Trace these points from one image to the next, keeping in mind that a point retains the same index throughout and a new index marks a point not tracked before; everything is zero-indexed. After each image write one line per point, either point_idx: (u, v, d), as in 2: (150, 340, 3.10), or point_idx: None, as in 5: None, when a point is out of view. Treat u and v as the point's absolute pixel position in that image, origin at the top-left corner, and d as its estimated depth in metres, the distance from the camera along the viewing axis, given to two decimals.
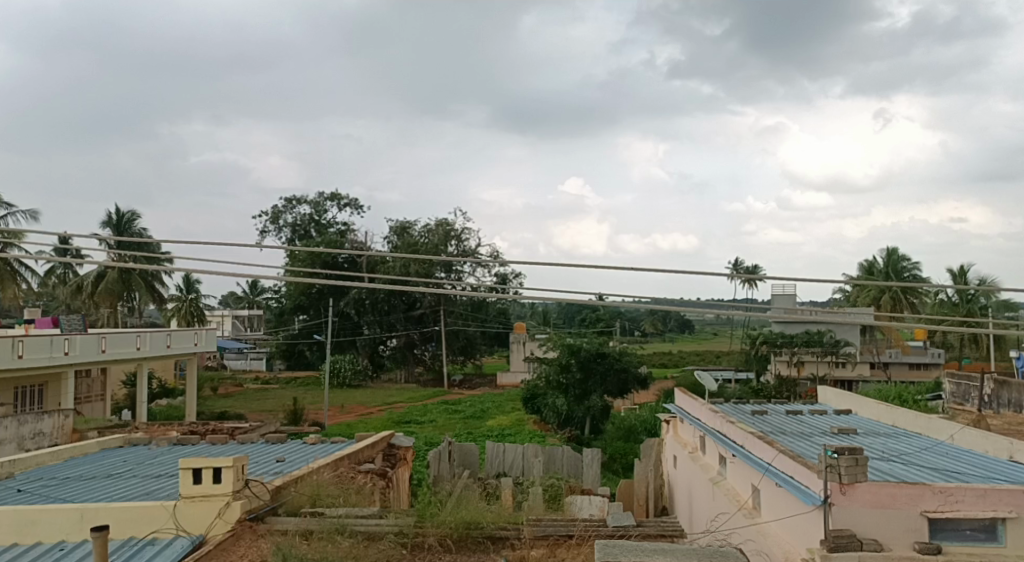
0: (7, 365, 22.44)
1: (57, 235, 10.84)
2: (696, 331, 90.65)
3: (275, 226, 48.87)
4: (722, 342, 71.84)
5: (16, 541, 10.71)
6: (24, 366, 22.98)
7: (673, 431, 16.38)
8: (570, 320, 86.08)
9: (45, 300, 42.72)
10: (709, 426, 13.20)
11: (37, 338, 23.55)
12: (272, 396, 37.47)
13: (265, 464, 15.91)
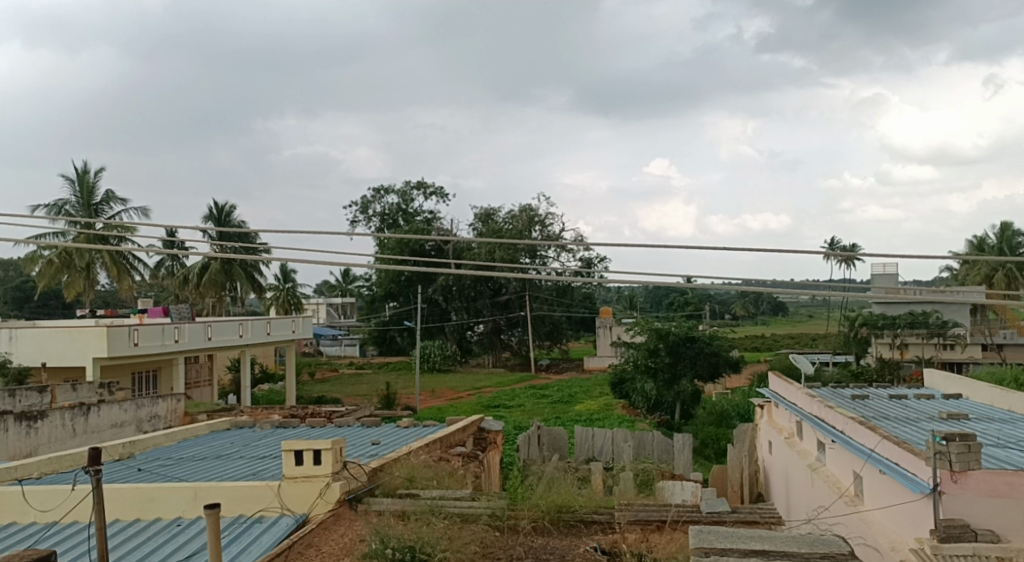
0: (125, 352, 23.71)
1: (162, 226, 11.15)
2: (789, 314, 89.01)
3: (365, 216, 49.97)
4: (818, 325, 70.59)
5: (138, 517, 11.47)
6: (140, 353, 24.23)
7: (767, 416, 16.33)
8: (657, 304, 85.71)
9: (154, 292, 44.95)
10: (806, 411, 13.16)
11: (150, 326, 24.78)
12: (366, 381, 38.54)
13: (361, 447, 16.52)
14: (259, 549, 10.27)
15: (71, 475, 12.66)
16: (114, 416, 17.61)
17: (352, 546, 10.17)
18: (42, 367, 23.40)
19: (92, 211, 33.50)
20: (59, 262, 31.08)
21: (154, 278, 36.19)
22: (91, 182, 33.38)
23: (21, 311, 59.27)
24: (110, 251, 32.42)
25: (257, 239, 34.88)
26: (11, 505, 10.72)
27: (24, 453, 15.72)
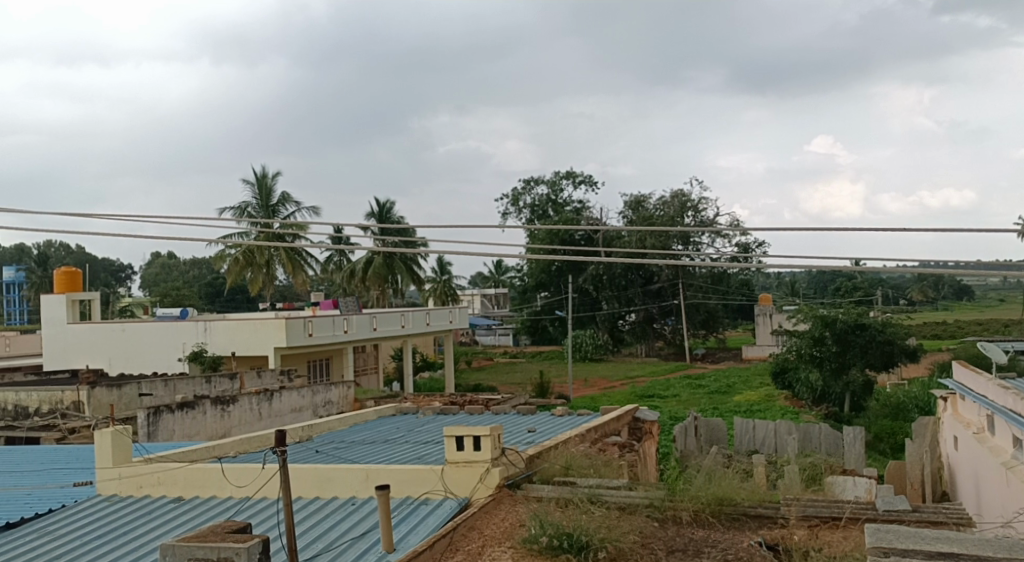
0: (301, 343, 25.79)
1: (330, 224, 11.43)
2: (976, 299, 83.77)
3: (516, 207, 50.82)
4: (1010, 310, 66.26)
5: (317, 495, 12.27)
6: (314, 343, 26.26)
7: (951, 410, 15.66)
8: (825, 290, 82.66)
9: (322, 285, 47.56)
10: (997, 404, 12.56)
11: (324, 318, 26.76)
12: (520, 370, 39.40)
13: (517, 434, 16.96)
14: (424, 531, 10.71)
15: (259, 455, 13.72)
16: (295, 401, 19.78)
17: (513, 530, 10.39)
18: (232, 356, 25.67)
19: (271, 213, 36.85)
20: (243, 262, 35.08)
21: (323, 272, 38.44)
22: (268, 184, 36.32)
23: (211, 306, 64.21)
24: (286, 248, 35.66)
25: (415, 232, 36.53)
26: (212, 481, 11.83)
27: (221, 434, 17.32)
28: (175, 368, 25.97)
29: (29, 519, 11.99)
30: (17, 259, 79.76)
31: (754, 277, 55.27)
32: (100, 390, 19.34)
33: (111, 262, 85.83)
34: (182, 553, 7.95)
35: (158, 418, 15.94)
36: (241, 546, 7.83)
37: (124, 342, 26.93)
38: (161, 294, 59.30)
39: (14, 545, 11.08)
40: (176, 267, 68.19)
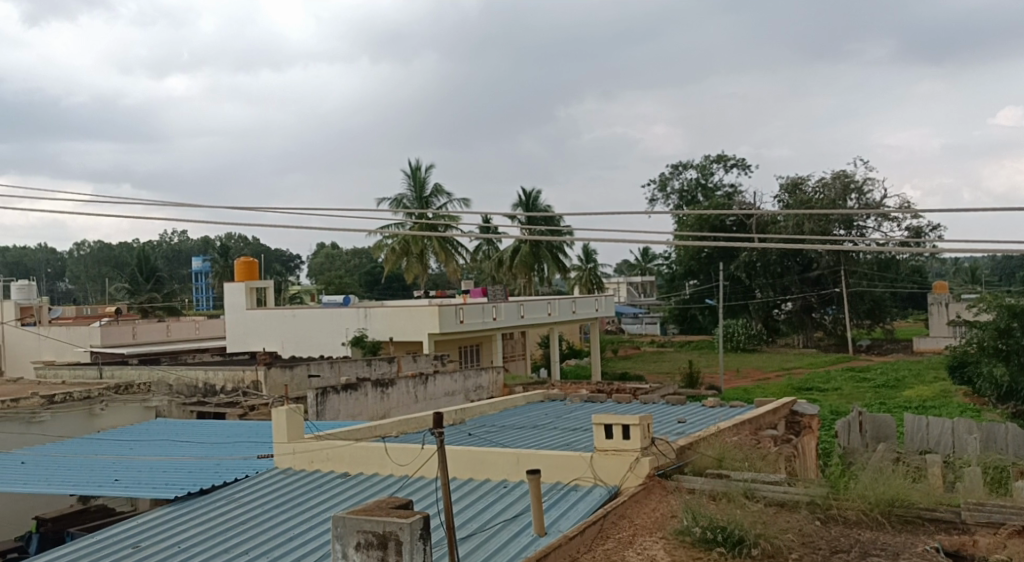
0: (452, 329, 26.35)
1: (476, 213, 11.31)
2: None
3: (664, 193, 50.07)
4: None
5: (471, 476, 12.44)
6: (465, 330, 26.77)
7: None
8: (1011, 279, 77.38)
9: (472, 273, 48.57)
10: None
11: (474, 305, 27.26)
12: (669, 359, 38.95)
13: (667, 424, 16.66)
14: (575, 516, 10.64)
15: (417, 435, 14.52)
16: (446, 385, 21.29)
17: (664, 522, 10.11)
18: (389, 342, 26.55)
19: (424, 204, 38.05)
20: (398, 251, 36.57)
21: (473, 261, 39.26)
22: (421, 175, 37.48)
23: (371, 293, 66.64)
24: (439, 237, 36.70)
25: (561, 220, 36.61)
26: (375, 458, 12.89)
27: (380, 414, 19.20)
28: (339, 352, 27.38)
29: (218, 488, 13.41)
30: (202, 251, 85.59)
31: (926, 263, 52.43)
32: (276, 369, 21.16)
33: (283, 251, 90.21)
34: (351, 526, 8.22)
35: (326, 398, 17.91)
36: (404, 522, 8.00)
37: (295, 326, 28.64)
38: (327, 283, 62.10)
39: (207, 511, 12.50)
40: (339, 256, 70.93)
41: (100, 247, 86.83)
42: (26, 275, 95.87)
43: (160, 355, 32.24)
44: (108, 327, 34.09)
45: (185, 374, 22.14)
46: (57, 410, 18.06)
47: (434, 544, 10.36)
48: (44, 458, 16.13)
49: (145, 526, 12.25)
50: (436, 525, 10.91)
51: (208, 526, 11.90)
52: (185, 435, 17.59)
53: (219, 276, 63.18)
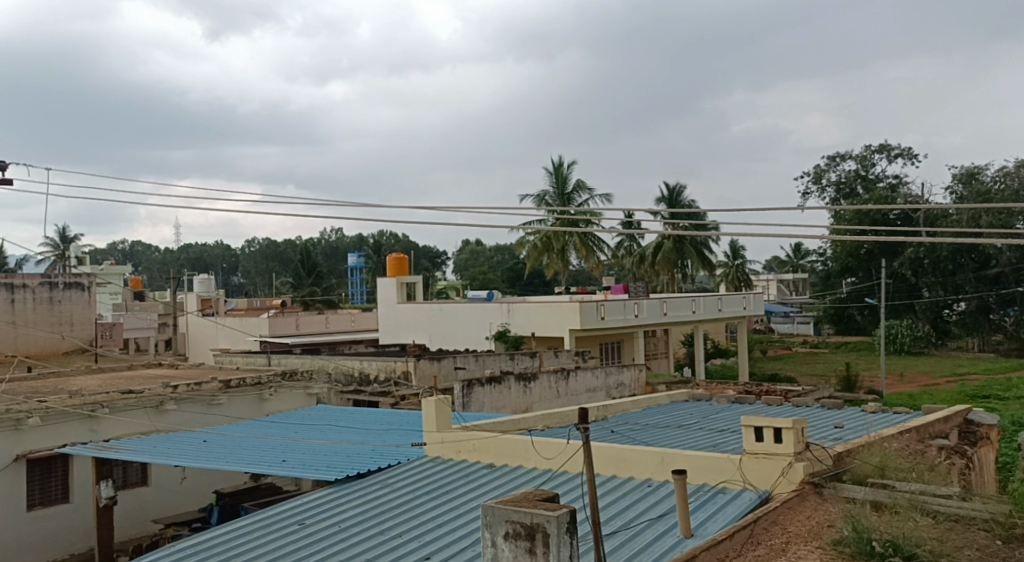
0: (594, 325, 26.00)
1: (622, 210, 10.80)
2: None
3: (820, 186, 48.06)
4: None
5: (614, 473, 12.05)
6: (607, 326, 26.37)
7: None
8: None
9: (617, 269, 48.15)
10: None
11: (615, 302, 26.81)
12: (825, 360, 37.22)
13: (822, 429, 15.73)
14: (723, 520, 10.08)
15: (562, 431, 14.29)
16: (588, 382, 20.99)
17: (821, 530, 9.41)
18: (531, 337, 26.48)
19: (567, 200, 37.89)
20: (541, 248, 36.71)
21: (615, 257, 38.87)
22: (564, 172, 37.51)
23: (515, 289, 67.01)
24: (580, 233, 36.46)
25: (707, 215, 35.61)
26: (520, 452, 12.77)
27: (524, 408, 19.24)
28: (484, 346, 27.58)
29: (374, 472, 13.58)
30: (357, 247, 88.79)
31: None
32: (425, 360, 21.35)
33: (431, 248, 92.21)
34: (500, 516, 8.03)
35: (471, 390, 18.21)
36: (551, 514, 7.75)
37: (442, 320, 29.09)
38: (472, 280, 63.08)
39: (364, 494, 12.69)
40: (483, 252, 71.79)
41: (267, 243, 91.52)
42: (204, 270, 102.28)
43: (321, 344, 33.56)
44: (275, 318, 35.74)
45: (344, 363, 22.91)
46: (234, 393, 19.06)
47: (579, 539, 10.09)
48: (222, 437, 16.87)
49: (308, 505, 12.56)
50: (581, 519, 10.65)
51: (364, 509, 12.05)
52: (345, 421, 18.02)
53: (373, 272, 65.16)
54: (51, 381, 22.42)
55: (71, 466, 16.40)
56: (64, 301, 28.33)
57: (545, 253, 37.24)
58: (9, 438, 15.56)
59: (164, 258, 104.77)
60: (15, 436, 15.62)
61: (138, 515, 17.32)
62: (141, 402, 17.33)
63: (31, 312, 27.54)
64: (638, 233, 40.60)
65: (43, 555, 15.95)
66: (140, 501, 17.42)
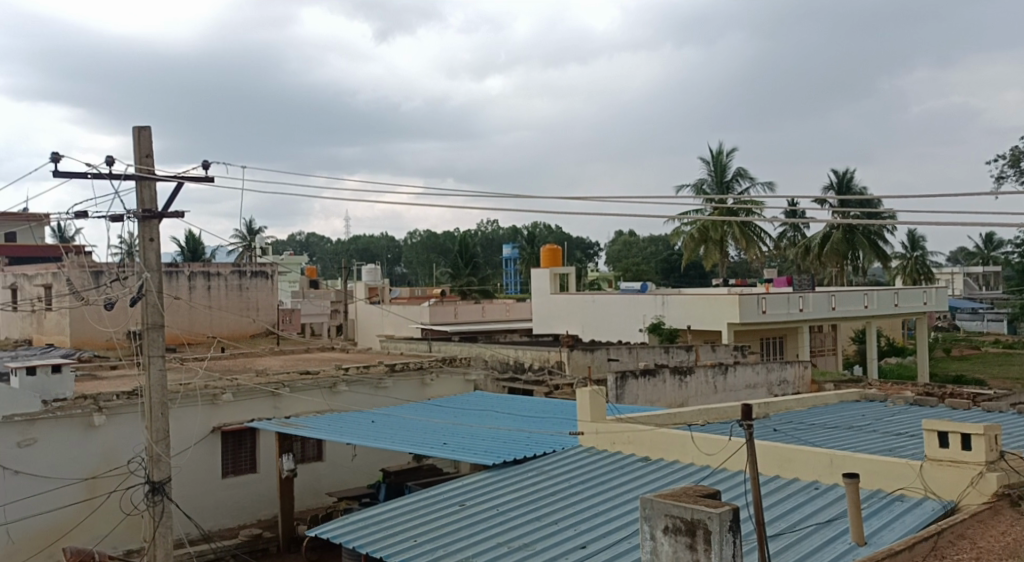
0: (754, 320, 24.80)
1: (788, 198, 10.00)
2: None
3: (1015, 170, 44.25)
4: None
5: (779, 474, 11.07)
6: (767, 321, 25.11)
7: None
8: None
9: (782, 261, 46.17)
10: None
11: (777, 296, 25.49)
12: (1018, 362, 34.11)
13: (1019, 437, 14.13)
14: (902, 530, 9.06)
15: (725, 427, 13.52)
16: (748, 377, 19.95)
17: (1019, 549, 8.21)
18: (687, 330, 25.61)
19: (725, 189, 36.53)
20: (698, 238, 35.54)
21: (777, 248, 37.18)
22: (724, 159, 36.19)
23: (668, 281, 65.63)
24: (740, 223, 35.00)
25: (879, 202, 33.37)
26: (677, 446, 12.08)
27: (678, 402, 18.55)
28: (637, 338, 26.88)
29: (530, 459, 13.29)
30: (512, 239, 89.71)
31: None
32: (578, 351, 20.86)
33: (584, 239, 91.61)
34: (658, 509, 7.42)
35: (625, 382, 17.82)
36: (712, 510, 7.08)
37: (594, 311, 28.60)
38: (626, 271, 62.31)
39: (522, 480, 12.37)
40: (637, 244, 70.31)
41: (428, 233, 93.78)
42: (370, 260, 106.02)
43: (478, 333, 33.84)
44: (435, 306, 36.43)
45: (500, 350, 22.86)
46: (398, 377, 19.21)
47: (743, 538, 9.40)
48: (389, 418, 17.09)
49: (468, 487, 12.41)
50: (745, 518, 9.95)
51: (530, 493, 11.80)
52: (503, 407, 17.85)
53: (527, 263, 65.35)
54: (238, 360, 23.55)
55: (257, 439, 17.04)
56: (251, 288, 29.62)
57: (702, 244, 35.99)
58: (207, 411, 16.32)
59: (335, 248, 109.59)
60: (213, 409, 16.39)
61: (314, 488, 17.84)
62: (317, 382, 17.76)
63: (221, 297, 29.00)
64: (803, 224, 38.69)
65: (239, 522, 16.66)
66: (317, 475, 17.92)
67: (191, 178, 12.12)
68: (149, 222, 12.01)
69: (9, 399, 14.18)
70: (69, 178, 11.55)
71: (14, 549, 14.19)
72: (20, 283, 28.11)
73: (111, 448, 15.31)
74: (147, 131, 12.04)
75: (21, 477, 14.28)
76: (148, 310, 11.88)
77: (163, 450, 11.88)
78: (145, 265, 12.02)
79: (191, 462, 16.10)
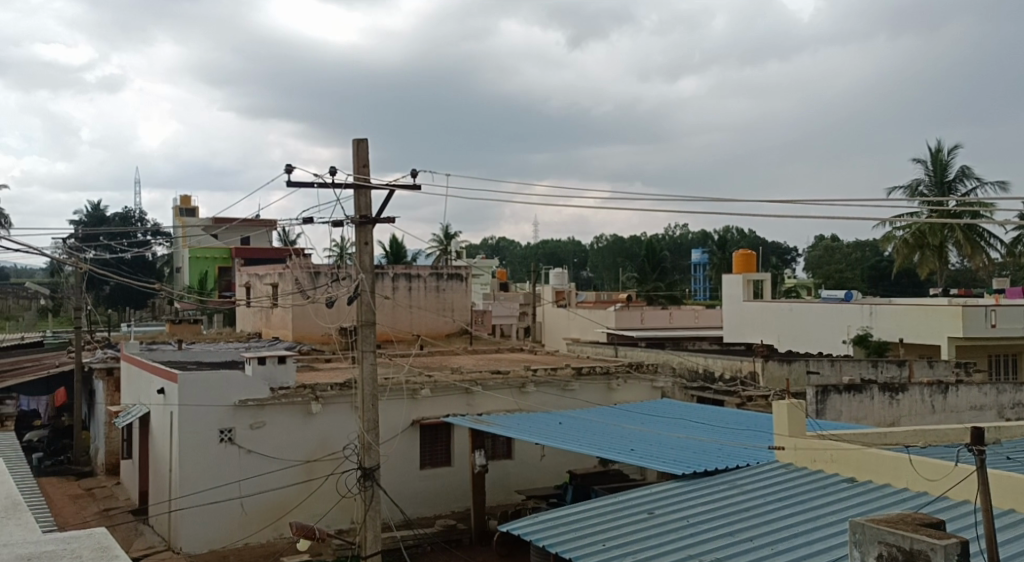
0: (980, 334, 22.20)
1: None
2: None
3: None
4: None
5: (1013, 508, 9.14)
6: (996, 336, 22.41)
7: None
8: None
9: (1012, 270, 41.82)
10: None
11: (1010, 308, 22.78)
12: None
13: None
14: None
15: (948, 453, 11.81)
16: (973, 398, 17.71)
17: None
18: (900, 343, 23.35)
19: (946, 190, 33.30)
20: (914, 244, 32.65)
21: (1008, 256, 33.57)
22: (945, 157, 33.16)
23: (876, 289, 61.53)
24: (963, 228, 31.85)
25: None
26: (888, 468, 10.59)
27: (888, 421, 16.83)
28: (840, 351, 24.87)
29: (726, 470, 12.24)
30: (702, 244, 87.46)
31: None
32: (774, 362, 19.24)
33: (779, 244, 87.50)
34: (871, 535, 6.48)
35: (826, 396, 16.47)
36: (935, 541, 6.06)
37: (792, 320, 26.75)
38: (828, 279, 58.94)
39: (712, 493, 11.32)
40: (840, 249, 66.24)
41: (616, 238, 92.94)
42: (558, 264, 106.45)
43: (667, 339, 32.72)
44: (622, 310, 35.54)
45: (688, 358, 21.57)
46: (586, 380, 18.51)
47: None
48: (578, 421, 16.39)
49: (664, 494, 11.53)
50: (976, 552, 8.45)
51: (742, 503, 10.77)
52: (696, 416, 16.74)
53: (717, 268, 63.12)
54: (436, 358, 23.67)
55: (452, 434, 16.84)
56: (448, 290, 29.80)
57: (917, 249, 32.97)
58: (407, 405, 16.33)
59: (524, 252, 110.60)
60: (412, 404, 16.37)
61: (504, 486, 17.46)
62: (506, 382, 17.39)
63: (421, 297, 29.40)
64: None
65: (436, 513, 16.54)
66: (506, 473, 17.54)
67: (402, 187, 12.00)
68: (365, 227, 11.99)
69: (242, 385, 14.78)
70: (296, 189, 11.78)
71: (244, 521, 14.80)
72: (252, 281, 29.92)
73: (326, 435, 15.56)
74: (366, 141, 12.09)
75: (251, 456, 14.83)
76: (361, 309, 11.86)
77: (374, 439, 11.80)
78: (360, 267, 11.98)
79: (394, 453, 16.15)
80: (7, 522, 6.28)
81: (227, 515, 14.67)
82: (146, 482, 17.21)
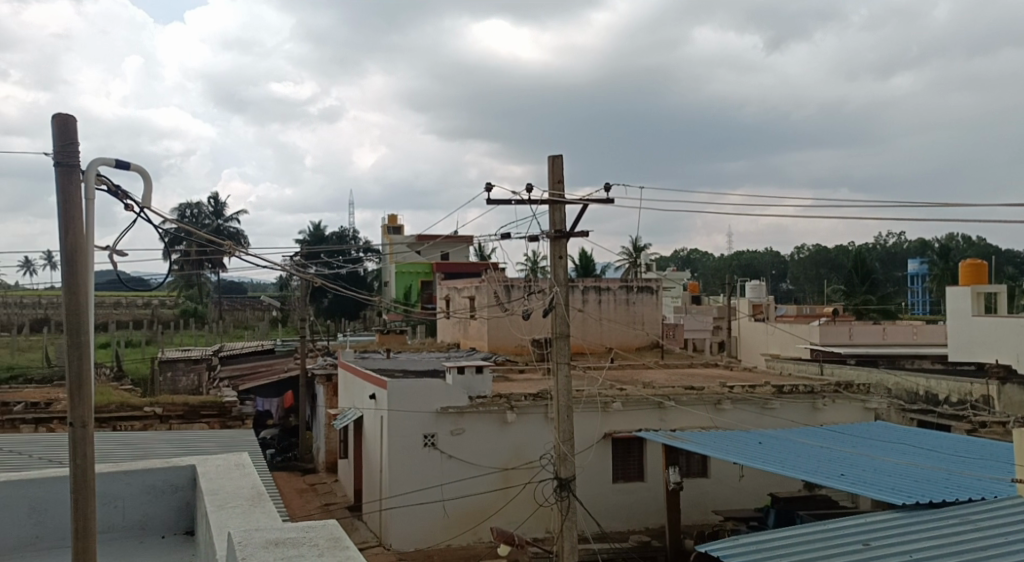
0: None
1: None
2: None
3: None
4: None
5: None
6: None
7: None
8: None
9: None
10: None
11: None
12: None
13: None
14: None
15: None
16: None
17: None
18: None
19: None
20: None
21: None
22: None
23: None
24: None
25: None
26: None
27: None
28: None
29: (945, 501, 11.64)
30: (918, 253, 82.15)
31: None
32: (1013, 385, 17.26)
33: (1012, 252, 80.58)
34: None
35: None
36: None
37: None
38: None
39: (935, 527, 10.75)
40: None
41: (820, 247, 89.04)
42: (756, 276, 103.27)
43: (879, 356, 31.14)
44: (827, 326, 34.11)
45: (908, 379, 19.80)
46: (787, 399, 18.03)
47: None
48: (779, 441, 16.02)
49: (874, 522, 11.08)
50: None
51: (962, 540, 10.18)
52: (909, 442, 15.95)
53: (938, 280, 58.96)
54: (628, 371, 23.81)
55: (645, 448, 16.94)
56: (638, 303, 29.87)
57: None
58: (599, 417, 16.61)
59: (721, 263, 108.11)
60: (604, 416, 16.62)
61: (700, 504, 17.34)
62: (702, 398, 17.28)
63: (612, 309, 29.61)
64: None
65: (628, 527, 16.67)
66: (702, 491, 17.41)
67: (597, 201, 12.30)
68: (559, 241, 12.39)
69: (443, 394, 15.61)
70: (495, 205, 12.37)
71: (447, 524, 15.57)
72: (452, 294, 31.24)
73: (522, 444, 16.07)
74: (561, 158, 12.51)
75: (453, 461, 15.60)
76: (555, 321, 12.25)
77: (569, 450, 12.13)
78: (555, 280, 12.39)
79: (587, 464, 16.49)
80: (254, 508, 6.68)
81: (432, 517, 15.50)
82: (361, 481, 18.45)
